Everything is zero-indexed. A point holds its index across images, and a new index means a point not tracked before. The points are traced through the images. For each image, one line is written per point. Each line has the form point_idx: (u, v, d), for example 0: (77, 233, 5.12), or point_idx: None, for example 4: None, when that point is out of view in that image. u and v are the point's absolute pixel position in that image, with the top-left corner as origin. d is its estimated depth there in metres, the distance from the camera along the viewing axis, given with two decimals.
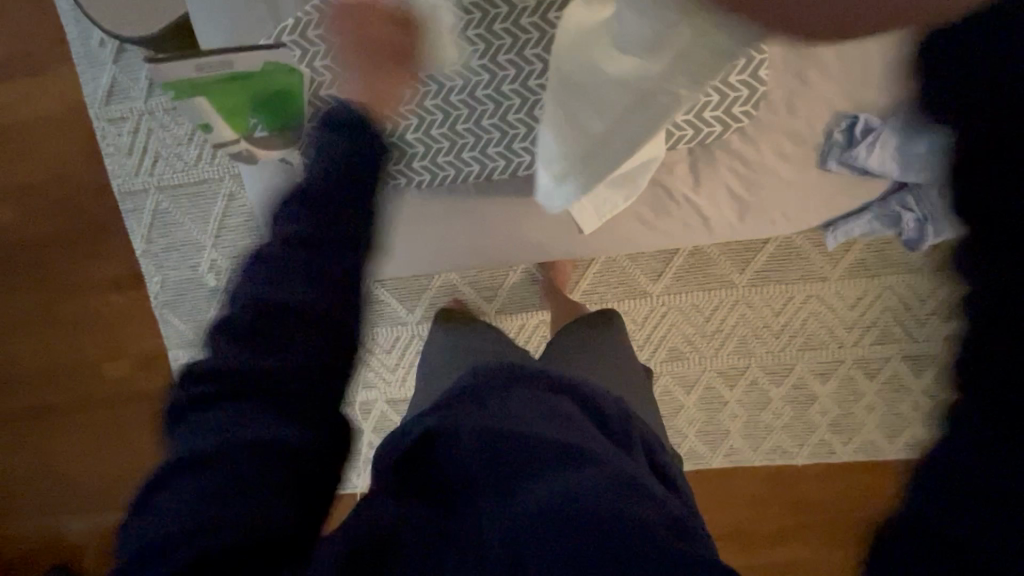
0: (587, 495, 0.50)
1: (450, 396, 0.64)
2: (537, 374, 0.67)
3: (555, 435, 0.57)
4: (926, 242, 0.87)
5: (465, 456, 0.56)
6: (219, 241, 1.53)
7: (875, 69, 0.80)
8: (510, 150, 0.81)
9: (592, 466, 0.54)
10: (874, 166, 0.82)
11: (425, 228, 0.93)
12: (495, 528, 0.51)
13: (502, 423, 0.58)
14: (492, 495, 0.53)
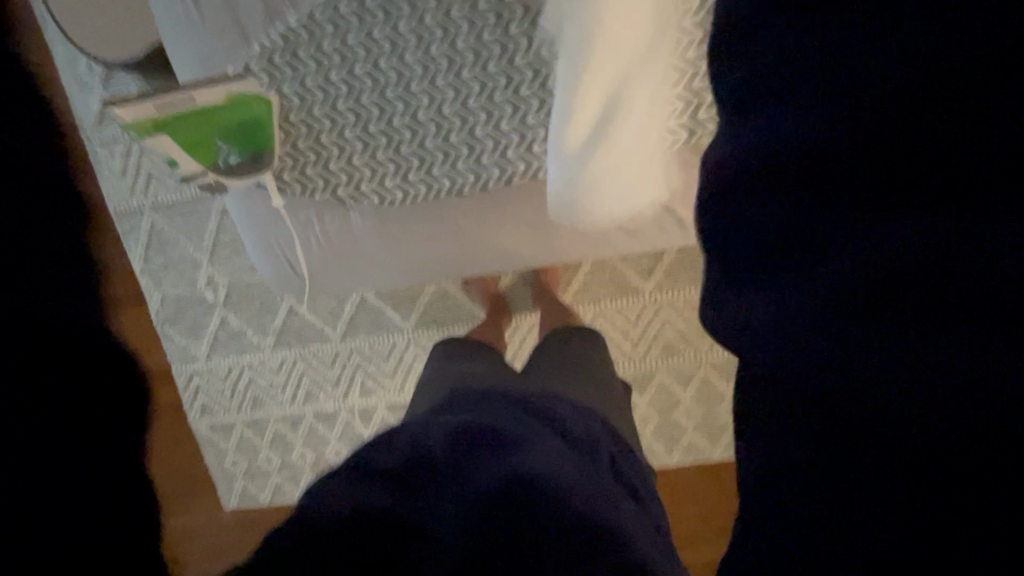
0: (543, 480, 0.61)
1: (430, 413, 0.77)
2: (507, 394, 0.80)
3: (518, 435, 0.68)
4: None
5: (438, 447, 0.65)
6: (214, 257, 1.56)
7: None
8: (478, 165, 0.81)
9: (546, 458, 0.65)
10: None
11: (400, 245, 0.94)
12: (464, 504, 0.59)
13: (473, 423, 0.69)
14: (461, 476, 0.62)
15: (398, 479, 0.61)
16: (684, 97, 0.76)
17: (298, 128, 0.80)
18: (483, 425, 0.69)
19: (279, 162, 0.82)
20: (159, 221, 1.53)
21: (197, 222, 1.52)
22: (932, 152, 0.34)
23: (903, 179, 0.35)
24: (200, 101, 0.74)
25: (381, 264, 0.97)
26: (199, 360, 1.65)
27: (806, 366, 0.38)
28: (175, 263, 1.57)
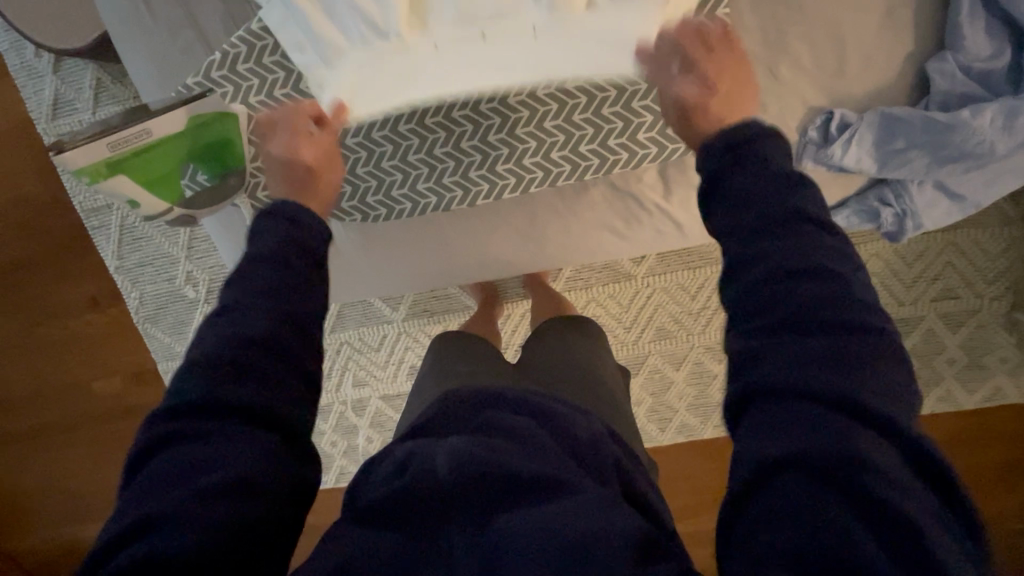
0: (562, 524, 0.48)
1: (425, 422, 0.63)
2: (508, 400, 0.63)
3: (542, 468, 0.53)
4: (906, 236, 0.83)
5: (428, 480, 0.52)
6: (193, 253, 1.52)
7: (849, 59, 0.75)
8: (466, 179, 0.76)
9: (565, 499, 0.51)
10: (850, 163, 0.77)
11: (384, 252, 0.88)
12: (466, 549, 0.48)
13: (468, 446, 0.54)
14: (466, 516, 0.50)
15: (386, 518, 0.52)
16: None
17: None
18: (484, 450, 0.54)
19: (252, 180, 0.76)
20: (131, 217, 1.50)
21: None
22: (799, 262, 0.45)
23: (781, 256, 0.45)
24: (160, 131, 0.65)
25: (371, 275, 0.92)
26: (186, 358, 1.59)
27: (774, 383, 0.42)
28: (153, 261, 1.52)
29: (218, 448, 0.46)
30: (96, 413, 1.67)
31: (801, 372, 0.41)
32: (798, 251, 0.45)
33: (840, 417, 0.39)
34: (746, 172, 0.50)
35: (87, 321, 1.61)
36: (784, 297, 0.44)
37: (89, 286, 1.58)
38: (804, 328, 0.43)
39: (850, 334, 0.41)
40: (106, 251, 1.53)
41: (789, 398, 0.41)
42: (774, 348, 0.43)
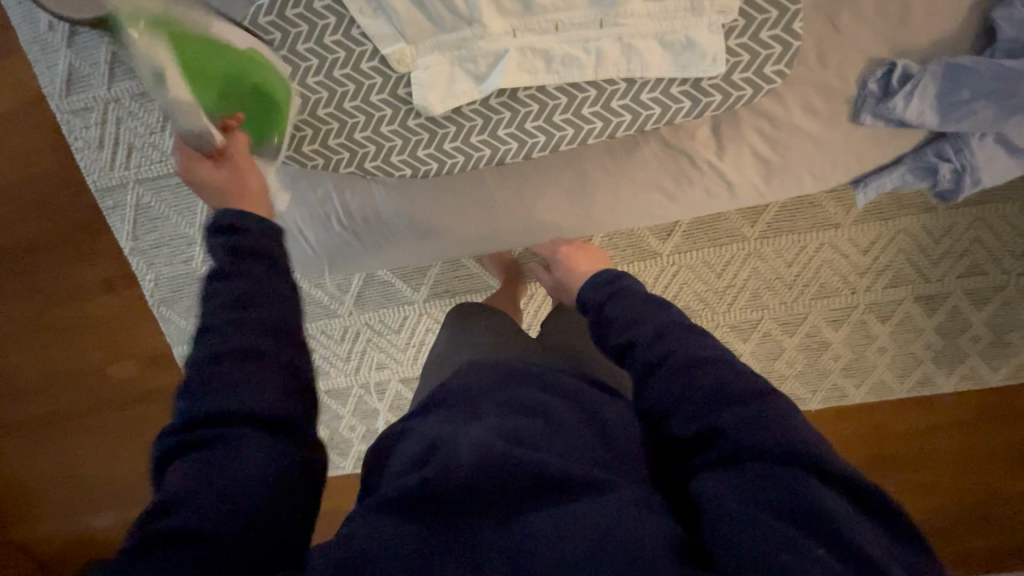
0: (584, 520, 0.44)
1: (443, 399, 0.60)
2: (535, 375, 0.60)
3: (559, 464, 0.49)
4: (963, 193, 0.81)
5: (457, 470, 0.48)
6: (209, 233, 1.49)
7: (914, 7, 0.73)
8: (522, 131, 0.71)
9: (591, 501, 0.46)
10: (912, 117, 0.76)
11: (421, 206, 0.84)
12: (497, 547, 0.44)
13: (495, 440, 0.50)
14: (496, 516, 0.46)
15: (407, 509, 0.47)
16: (750, 48, 0.69)
17: (317, 92, 0.71)
18: (512, 444, 0.50)
19: (298, 132, 0.73)
20: (147, 195, 1.47)
21: (187, 195, 1.46)
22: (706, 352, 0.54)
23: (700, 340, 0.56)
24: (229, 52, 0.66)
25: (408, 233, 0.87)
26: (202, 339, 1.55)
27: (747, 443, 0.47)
28: (167, 241, 1.49)
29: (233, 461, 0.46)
30: (108, 398, 1.63)
31: (746, 435, 0.48)
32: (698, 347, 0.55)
33: (776, 470, 0.45)
34: (624, 301, 0.66)
35: (99, 304, 1.57)
36: (700, 394, 0.51)
37: (103, 268, 1.55)
38: (736, 407, 0.50)
39: (773, 408, 0.49)
40: (121, 231, 1.50)
41: (741, 453, 0.47)
42: (736, 421, 0.49)
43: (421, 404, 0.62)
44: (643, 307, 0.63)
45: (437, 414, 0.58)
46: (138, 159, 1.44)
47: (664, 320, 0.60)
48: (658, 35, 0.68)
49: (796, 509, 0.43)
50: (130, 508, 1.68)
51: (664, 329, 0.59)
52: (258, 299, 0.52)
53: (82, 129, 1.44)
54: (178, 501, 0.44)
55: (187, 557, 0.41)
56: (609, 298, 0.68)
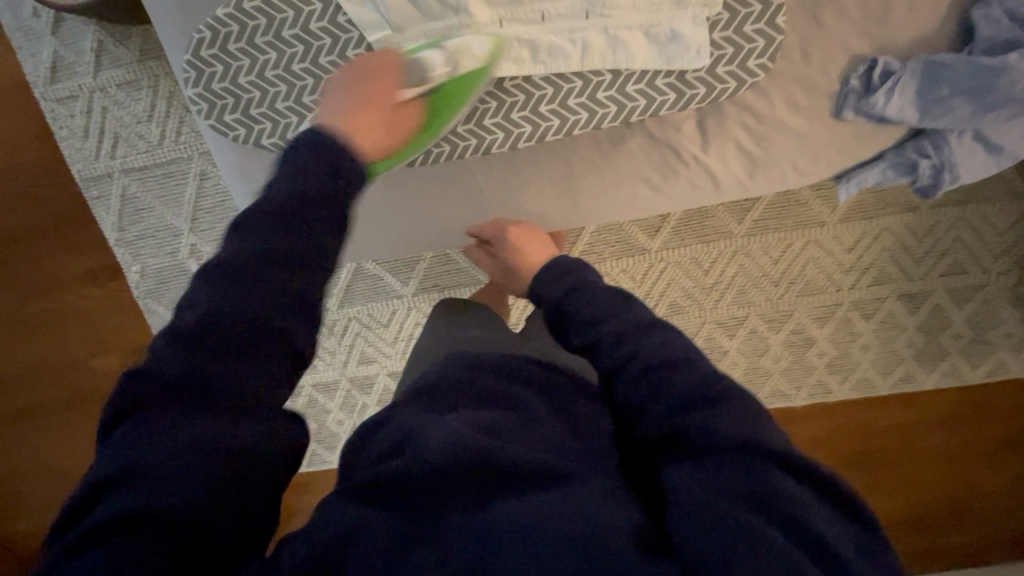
0: (551, 512, 0.44)
1: (421, 393, 0.59)
2: (508, 371, 0.61)
3: (530, 454, 0.50)
4: (941, 189, 0.83)
5: (428, 460, 0.48)
6: (195, 224, 1.48)
7: (896, 5, 0.74)
8: (507, 121, 0.72)
9: (562, 490, 0.47)
10: (892, 113, 0.77)
11: (416, 202, 0.85)
12: (462, 538, 0.44)
13: (468, 429, 0.50)
14: (463, 504, 0.46)
15: (377, 500, 0.47)
16: (733, 41, 0.70)
17: (303, 79, 0.71)
18: (482, 436, 0.50)
19: (283, 119, 0.72)
20: (133, 185, 1.45)
21: (174, 186, 1.45)
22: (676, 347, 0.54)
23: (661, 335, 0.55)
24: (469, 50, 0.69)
25: (402, 228, 0.87)
26: None
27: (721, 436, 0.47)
28: (153, 232, 1.48)
29: (204, 436, 0.43)
30: (91, 390, 1.62)
31: (711, 430, 0.47)
32: (666, 353, 0.54)
33: (744, 466, 0.45)
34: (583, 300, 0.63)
35: (83, 296, 1.56)
36: (671, 398, 0.51)
37: (87, 260, 1.53)
38: (710, 412, 0.48)
39: (747, 403, 0.49)
40: (106, 222, 1.48)
41: (710, 452, 0.47)
42: (717, 418, 0.48)
43: (401, 397, 0.61)
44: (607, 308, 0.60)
45: (414, 406, 0.57)
46: (123, 149, 1.43)
47: (630, 322, 0.57)
48: (644, 27, 0.69)
49: (762, 498, 0.43)
50: None
51: (631, 331, 0.57)
52: (236, 274, 0.47)
53: (68, 118, 1.42)
54: (133, 475, 0.41)
55: (146, 541, 0.39)
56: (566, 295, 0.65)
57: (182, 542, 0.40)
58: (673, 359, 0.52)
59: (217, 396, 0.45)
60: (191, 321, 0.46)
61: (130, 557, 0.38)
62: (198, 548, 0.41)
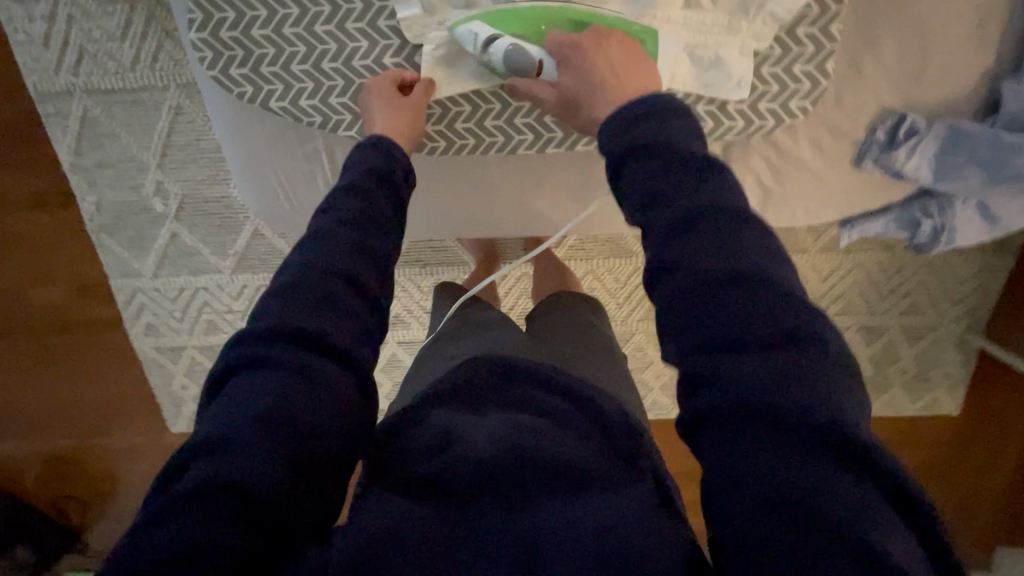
0: (601, 519, 0.44)
1: (443, 390, 0.57)
2: (534, 370, 0.59)
3: (574, 453, 0.49)
4: (936, 249, 0.86)
5: (471, 459, 0.48)
6: (165, 161, 1.34)
7: (933, 65, 0.74)
8: (539, 124, 0.71)
9: (601, 494, 0.47)
10: (909, 171, 0.79)
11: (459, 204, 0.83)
12: (510, 534, 0.43)
13: (511, 430, 0.50)
14: (507, 502, 0.46)
15: (426, 490, 0.47)
16: (780, 80, 0.72)
17: (326, 43, 0.65)
18: (526, 434, 0.50)
19: (297, 84, 0.67)
20: (96, 109, 1.29)
21: (143, 115, 1.29)
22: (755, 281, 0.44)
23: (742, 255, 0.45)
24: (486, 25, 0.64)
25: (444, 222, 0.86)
26: (144, 276, 1.44)
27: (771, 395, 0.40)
28: (116, 163, 1.34)
29: (289, 406, 0.42)
30: (30, 322, 1.49)
31: (742, 389, 0.41)
32: (733, 258, 0.45)
33: (781, 450, 0.39)
34: (641, 165, 0.53)
35: (31, 220, 1.41)
36: (723, 319, 0.44)
37: (37, 182, 1.38)
38: (739, 353, 0.42)
39: (818, 361, 0.41)
40: (61, 143, 1.33)
41: (740, 424, 0.40)
42: (767, 379, 0.40)
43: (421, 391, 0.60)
44: (674, 181, 0.50)
45: (446, 405, 0.56)
46: (89, 66, 1.25)
47: (700, 207, 0.48)
48: (690, 48, 0.70)
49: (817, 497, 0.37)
50: (46, 438, 1.58)
51: (709, 231, 0.47)
52: (309, 282, 0.48)
53: (25, 21, 1.23)
54: (220, 438, 0.40)
55: (227, 509, 0.38)
56: (628, 154, 0.54)
57: (267, 515, 0.39)
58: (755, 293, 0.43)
59: (304, 373, 0.44)
60: (282, 304, 0.46)
61: (220, 526, 0.38)
62: (279, 525, 0.40)
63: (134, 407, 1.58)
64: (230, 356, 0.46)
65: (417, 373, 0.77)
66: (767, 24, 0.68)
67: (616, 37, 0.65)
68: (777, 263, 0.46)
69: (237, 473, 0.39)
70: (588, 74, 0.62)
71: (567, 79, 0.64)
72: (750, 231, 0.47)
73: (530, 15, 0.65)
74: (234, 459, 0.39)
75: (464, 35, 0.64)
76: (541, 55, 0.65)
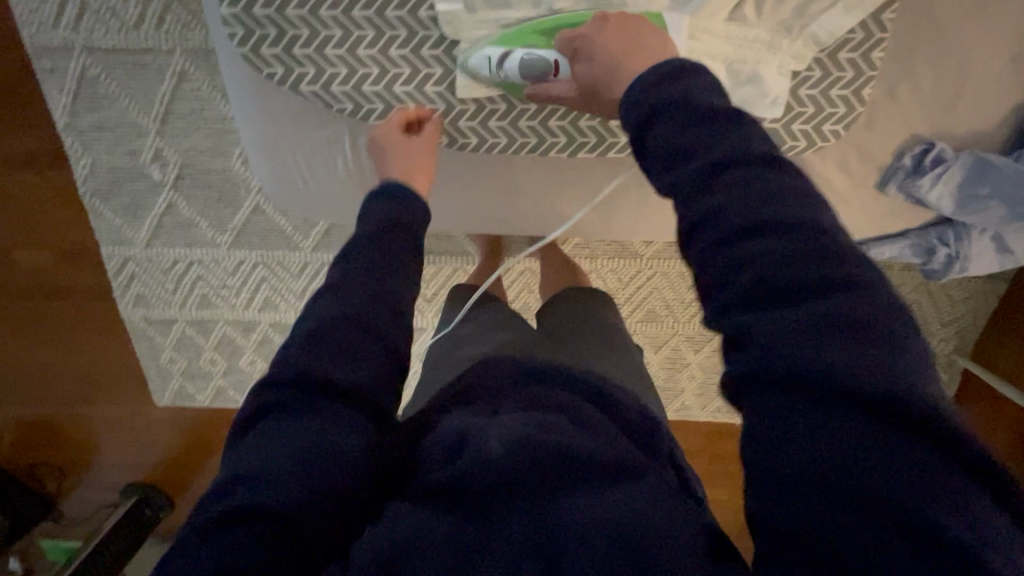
0: (628, 511, 0.42)
1: (461, 393, 0.56)
2: (554, 370, 0.57)
3: (596, 450, 0.47)
4: (947, 277, 0.87)
5: (485, 462, 0.46)
6: (166, 128, 1.24)
7: (965, 96, 0.74)
8: (575, 129, 0.71)
9: (625, 484, 0.44)
10: (932, 199, 0.79)
11: (477, 193, 0.81)
12: (531, 539, 0.41)
13: (528, 429, 0.48)
14: (525, 504, 0.43)
15: (444, 499, 0.45)
16: (817, 101, 0.71)
17: (363, 29, 0.66)
18: (542, 434, 0.47)
19: (331, 71, 0.69)
20: (96, 67, 1.18)
21: (146, 79, 1.19)
22: (803, 230, 0.38)
23: (785, 211, 0.39)
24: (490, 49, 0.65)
25: (464, 213, 0.84)
26: (138, 245, 1.35)
27: (834, 357, 0.35)
28: (113, 125, 1.24)
29: (307, 441, 0.43)
30: (11, 286, 1.42)
31: (783, 360, 0.36)
32: (759, 201, 0.40)
33: (830, 431, 0.34)
34: (668, 125, 0.45)
35: (17, 181, 1.32)
36: (749, 274, 0.38)
37: (24, 140, 1.28)
38: (772, 308, 0.37)
39: (877, 320, 0.36)
40: (55, 100, 1.22)
41: (777, 409, 0.36)
42: (824, 347, 0.35)
43: (440, 393, 0.59)
44: (695, 131, 0.43)
45: (461, 408, 0.55)
46: (91, 21, 1.14)
47: (724, 155, 0.41)
48: (729, 61, 0.68)
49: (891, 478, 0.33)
50: (26, 404, 1.54)
51: (737, 177, 0.41)
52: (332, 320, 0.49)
53: None
54: (247, 471, 0.42)
55: (248, 537, 0.39)
56: (654, 116, 0.46)
57: (288, 536, 0.40)
58: (804, 251, 0.38)
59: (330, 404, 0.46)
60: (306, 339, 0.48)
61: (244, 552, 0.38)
62: (302, 542, 0.41)
63: (117, 380, 1.53)
64: (260, 398, 0.47)
65: (431, 372, 0.77)
66: (808, 44, 0.67)
67: (620, 17, 0.60)
68: (810, 204, 0.40)
69: (260, 502, 0.40)
70: (606, 57, 0.57)
71: (581, 71, 0.60)
72: (779, 173, 0.41)
73: (536, 31, 0.64)
74: (261, 489, 0.41)
75: (477, 63, 0.65)
76: (553, 58, 0.63)
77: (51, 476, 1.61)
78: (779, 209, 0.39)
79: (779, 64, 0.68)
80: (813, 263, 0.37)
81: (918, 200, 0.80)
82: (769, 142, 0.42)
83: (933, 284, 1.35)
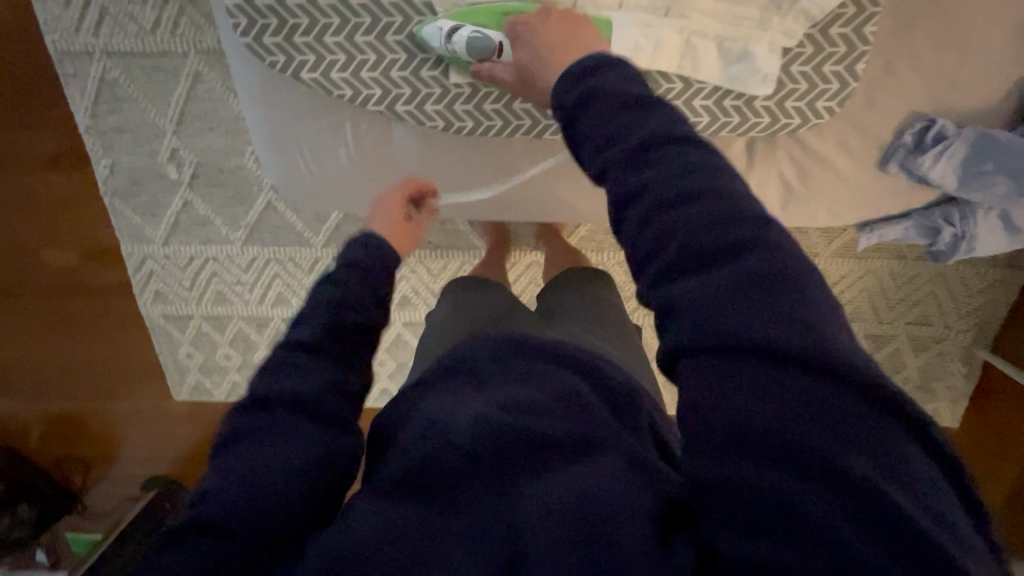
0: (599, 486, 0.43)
1: (446, 366, 0.57)
2: (543, 344, 0.57)
3: (568, 426, 0.47)
4: (955, 257, 0.86)
5: (452, 436, 0.46)
6: (182, 129, 1.28)
7: (966, 69, 0.73)
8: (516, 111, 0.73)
9: (596, 459, 0.45)
10: (934, 176, 0.78)
11: (451, 178, 0.83)
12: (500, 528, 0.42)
13: (496, 410, 0.48)
14: (494, 491, 0.44)
15: (417, 487, 0.45)
16: (810, 77, 0.71)
17: (360, 15, 0.68)
18: (510, 412, 0.47)
19: (330, 57, 0.71)
20: (116, 70, 1.23)
21: (162, 81, 1.23)
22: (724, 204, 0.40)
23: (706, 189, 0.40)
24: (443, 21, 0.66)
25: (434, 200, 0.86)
26: (156, 243, 1.40)
27: (758, 324, 0.36)
28: (132, 126, 1.28)
29: (266, 464, 0.46)
30: (37, 284, 1.47)
31: (704, 329, 0.37)
32: (681, 176, 0.41)
33: (777, 394, 0.35)
34: (595, 114, 0.46)
35: (43, 182, 1.37)
36: (675, 246, 0.40)
37: (50, 143, 1.33)
38: (696, 277, 0.39)
39: (793, 276, 0.37)
40: (77, 103, 1.27)
41: (718, 376, 0.37)
42: (745, 315, 0.37)
43: (429, 369, 0.59)
44: (622, 115, 0.45)
45: (444, 385, 0.55)
46: (110, 26, 1.19)
47: (646, 133, 0.43)
48: (720, 38, 0.69)
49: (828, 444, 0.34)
50: (51, 398, 1.59)
51: (668, 152, 0.42)
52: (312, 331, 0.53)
53: None
54: (228, 478, 0.45)
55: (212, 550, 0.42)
56: (581, 105, 0.47)
57: (271, 529, 0.44)
58: (731, 224, 0.39)
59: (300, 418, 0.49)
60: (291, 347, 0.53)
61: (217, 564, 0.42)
62: (284, 528, 0.45)
63: (136, 374, 1.57)
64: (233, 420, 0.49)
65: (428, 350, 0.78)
66: (800, 20, 0.67)
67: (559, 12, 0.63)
68: (731, 173, 0.42)
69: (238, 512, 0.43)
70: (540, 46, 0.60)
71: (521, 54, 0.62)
72: (701, 144, 0.42)
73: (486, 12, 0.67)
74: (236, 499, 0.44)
75: (430, 35, 0.67)
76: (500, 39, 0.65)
77: (77, 469, 1.66)
78: (703, 180, 0.40)
79: (771, 42, 0.69)
80: (735, 231, 0.39)
81: (919, 179, 0.80)
82: (688, 122, 0.44)
83: (949, 272, 1.32)
